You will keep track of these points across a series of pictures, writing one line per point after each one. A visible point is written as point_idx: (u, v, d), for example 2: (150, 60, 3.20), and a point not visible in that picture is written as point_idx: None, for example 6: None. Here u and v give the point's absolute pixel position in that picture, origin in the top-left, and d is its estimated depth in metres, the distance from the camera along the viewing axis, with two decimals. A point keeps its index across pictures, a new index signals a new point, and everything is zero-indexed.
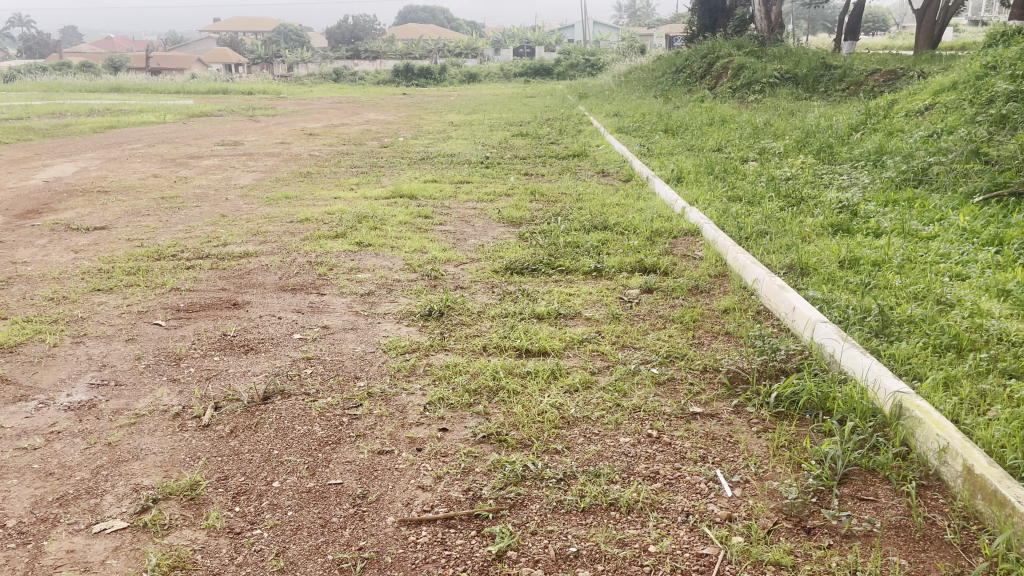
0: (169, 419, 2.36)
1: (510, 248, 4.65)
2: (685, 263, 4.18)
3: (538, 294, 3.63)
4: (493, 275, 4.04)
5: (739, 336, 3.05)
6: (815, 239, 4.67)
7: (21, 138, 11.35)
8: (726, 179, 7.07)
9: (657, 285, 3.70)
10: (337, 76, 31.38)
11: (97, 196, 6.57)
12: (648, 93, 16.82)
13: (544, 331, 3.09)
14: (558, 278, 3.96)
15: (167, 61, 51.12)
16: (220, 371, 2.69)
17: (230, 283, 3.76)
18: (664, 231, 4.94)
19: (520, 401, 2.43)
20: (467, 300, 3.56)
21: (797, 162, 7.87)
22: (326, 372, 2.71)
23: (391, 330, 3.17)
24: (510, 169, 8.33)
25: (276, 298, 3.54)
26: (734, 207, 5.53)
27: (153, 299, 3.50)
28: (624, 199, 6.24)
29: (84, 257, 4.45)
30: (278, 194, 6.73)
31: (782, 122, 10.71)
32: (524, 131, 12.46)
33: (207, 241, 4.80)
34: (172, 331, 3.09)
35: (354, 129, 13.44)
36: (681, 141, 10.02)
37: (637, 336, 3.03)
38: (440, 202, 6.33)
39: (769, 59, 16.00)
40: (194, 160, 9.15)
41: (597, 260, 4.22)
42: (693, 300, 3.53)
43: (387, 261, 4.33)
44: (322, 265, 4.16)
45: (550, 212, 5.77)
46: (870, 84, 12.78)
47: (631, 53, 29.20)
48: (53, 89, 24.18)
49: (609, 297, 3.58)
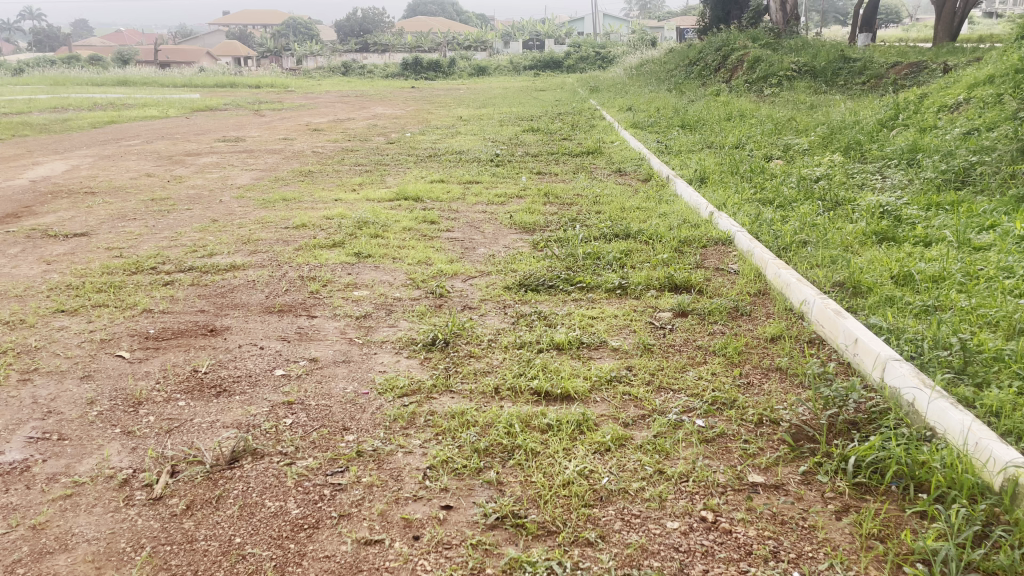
0: (114, 488, 1.94)
1: (523, 260, 4.22)
2: (719, 279, 3.74)
3: (555, 318, 3.20)
4: (505, 293, 3.61)
5: (793, 375, 2.60)
6: (860, 250, 4.22)
7: (16, 134, 10.97)
8: (753, 180, 6.61)
9: (691, 307, 3.26)
10: (345, 70, 30.97)
11: (83, 198, 6.18)
12: (661, 86, 16.31)
13: (565, 366, 2.65)
14: (577, 296, 3.53)
15: (176, 55, 50.82)
16: (183, 422, 2.27)
17: (210, 303, 3.34)
18: (693, 240, 4.49)
19: (540, 465, 2.00)
20: (476, 325, 3.12)
21: (825, 160, 7.40)
22: (309, 422, 2.29)
23: (389, 364, 2.75)
24: (521, 168, 7.89)
25: (260, 322, 3.12)
26: (766, 211, 5.09)
27: (121, 324, 3.09)
28: (645, 202, 5.80)
29: (54, 270, 4.04)
30: (275, 195, 6.32)
31: (805, 117, 10.20)
32: (535, 125, 12.03)
33: (192, 251, 4.39)
34: (135, 366, 2.67)
35: (360, 124, 13.00)
36: (700, 137, 9.54)
37: (675, 373, 2.60)
38: (446, 204, 5.90)
39: (786, 51, 15.48)
40: (191, 157, 8.75)
41: (622, 274, 3.78)
42: (734, 325, 3.08)
43: (387, 275, 3.91)
44: (314, 280, 3.74)
45: (566, 216, 5.33)
46: (894, 77, 12.26)
47: (644, 46, 28.62)
48: (59, 82, 23.92)
49: (637, 321, 3.14)
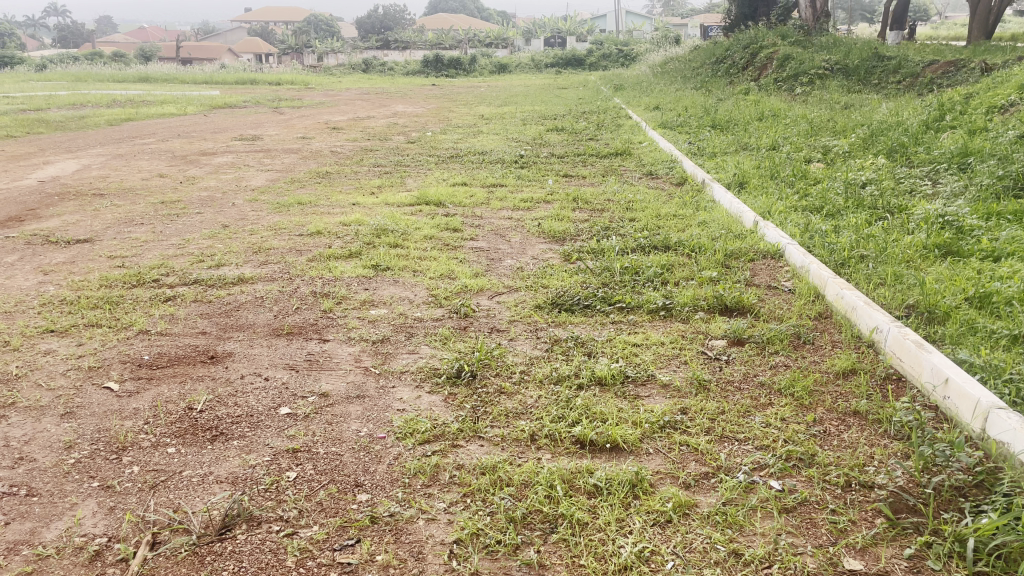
0: (82, 564, 1.63)
1: (554, 274, 3.89)
2: (772, 300, 3.38)
3: (594, 346, 2.86)
4: (537, 314, 3.29)
5: (876, 424, 2.25)
6: (924, 265, 3.83)
7: (31, 131, 10.79)
8: (795, 186, 6.23)
9: (747, 335, 2.91)
10: (367, 67, 30.77)
11: (90, 200, 5.92)
12: (688, 85, 15.88)
13: (610, 407, 2.32)
14: (617, 318, 3.19)
15: (199, 52, 50.95)
16: (171, 476, 1.95)
17: (213, 323, 3.04)
18: (739, 253, 4.14)
19: (589, 543, 1.68)
20: (505, 352, 2.80)
21: (869, 164, 6.99)
22: (317, 476, 1.97)
23: (410, 401, 2.43)
24: (546, 170, 7.55)
25: (265, 347, 2.81)
26: (815, 221, 4.71)
27: (113, 348, 2.79)
28: (681, 208, 5.44)
29: (50, 282, 3.76)
30: (290, 199, 6.03)
31: (841, 117, 9.77)
32: (559, 125, 11.69)
33: (199, 261, 4.10)
34: (124, 401, 2.37)
35: (380, 123, 12.71)
36: (733, 138, 9.14)
37: (738, 417, 2.26)
38: (468, 210, 5.57)
39: (817, 49, 14.99)
40: (206, 157, 8.49)
41: (664, 292, 3.44)
42: (798, 357, 2.73)
43: (407, 291, 3.59)
44: (328, 297, 3.43)
45: (598, 225, 4.98)
46: (930, 76, 11.78)
47: (667, 43, 28.16)
48: (81, 78, 23.98)
49: (687, 351, 2.79)
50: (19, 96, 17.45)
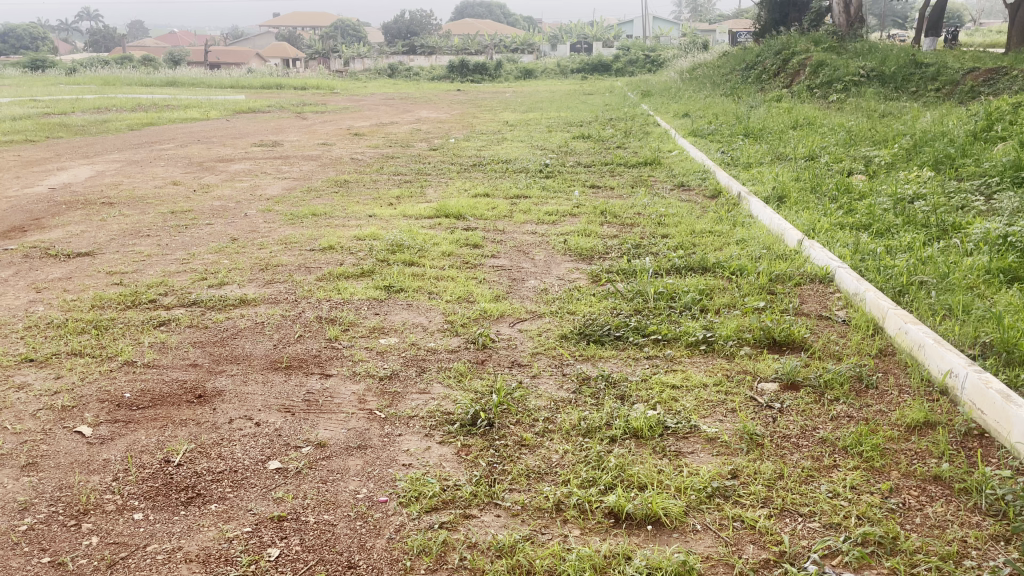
0: None
1: (581, 298, 3.57)
2: (825, 333, 3.04)
3: (628, 386, 2.54)
4: (564, 346, 2.97)
5: (964, 496, 1.92)
6: (994, 291, 3.46)
7: (51, 136, 10.70)
8: (838, 200, 5.85)
9: (802, 377, 2.57)
10: (392, 72, 30.61)
11: (99, 210, 5.72)
12: (717, 91, 15.49)
13: (649, 468, 2.00)
14: (652, 352, 2.86)
15: (227, 56, 51.35)
16: (133, 552, 1.67)
17: (206, 354, 2.76)
18: (784, 277, 3.79)
19: None
20: (527, 395, 2.49)
21: (916, 177, 6.58)
22: (303, 554, 1.67)
23: (420, 452, 2.13)
24: (573, 180, 7.24)
25: (260, 384, 2.52)
26: (866, 241, 4.35)
27: (93, 383, 2.51)
28: (718, 224, 5.10)
29: (41, 301, 3.51)
30: (305, 209, 5.77)
31: (881, 126, 9.34)
32: (586, 132, 11.36)
33: (201, 278, 3.84)
34: (94, 451, 2.09)
35: (403, 128, 12.49)
36: (768, 147, 8.76)
37: (799, 486, 1.93)
38: (490, 223, 5.27)
39: (851, 55, 14.51)
40: (223, 164, 8.29)
41: (704, 322, 3.11)
42: (862, 409, 2.39)
43: (421, 316, 3.29)
44: (333, 323, 3.14)
45: (628, 241, 4.66)
46: (971, 83, 11.28)
47: (695, 50, 27.75)
48: (109, 82, 24.16)
49: (735, 395, 2.46)
50: (46, 100, 17.48)
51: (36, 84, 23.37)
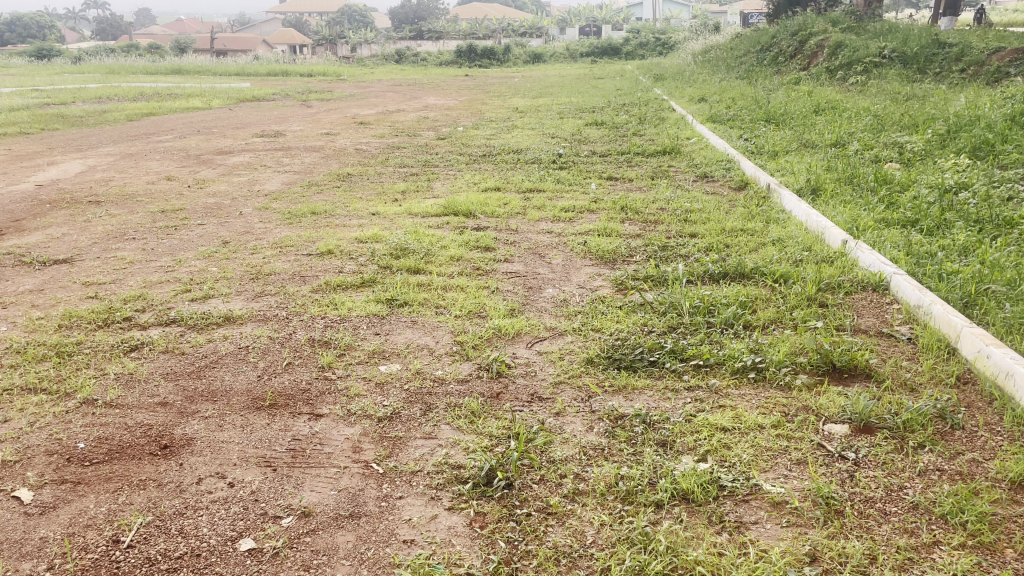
0: None
1: (607, 311, 3.19)
2: (891, 357, 2.64)
3: (671, 428, 2.15)
4: (591, 373, 2.59)
5: None
6: None
7: (46, 127, 10.35)
8: (876, 193, 5.42)
9: (876, 418, 2.17)
10: (399, 58, 30.06)
11: (84, 209, 5.36)
12: (732, 75, 14.96)
13: (709, 551, 1.62)
14: (694, 383, 2.47)
15: (233, 42, 50.91)
16: None
17: (179, 390, 2.38)
18: (834, 285, 3.38)
19: None
20: (553, 442, 2.11)
21: (955, 165, 6.13)
22: None
23: (426, 522, 1.76)
24: (588, 171, 6.83)
25: (236, 430, 2.15)
26: (918, 240, 3.92)
27: (43, 429, 2.15)
28: (750, 222, 4.69)
29: (5, 318, 3.16)
30: (304, 207, 5.40)
31: (909, 109, 8.86)
32: (598, 118, 10.93)
33: (184, 290, 3.48)
34: (31, 526, 1.73)
35: (410, 116, 12.07)
36: (792, 134, 8.30)
37: None
38: (501, 222, 4.89)
39: (870, 36, 13.93)
40: (222, 157, 7.93)
41: (751, 343, 2.71)
42: (953, 459, 1.99)
43: (428, 336, 2.91)
44: (328, 347, 2.76)
45: (653, 241, 4.26)
46: (997, 64, 10.74)
47: (706, 32, 27.10)
48: (114, 70, 23.84)
49: (799, 441, 2.07)
50: (49, 89, 17.17)
51: (40, 72, 23.07)
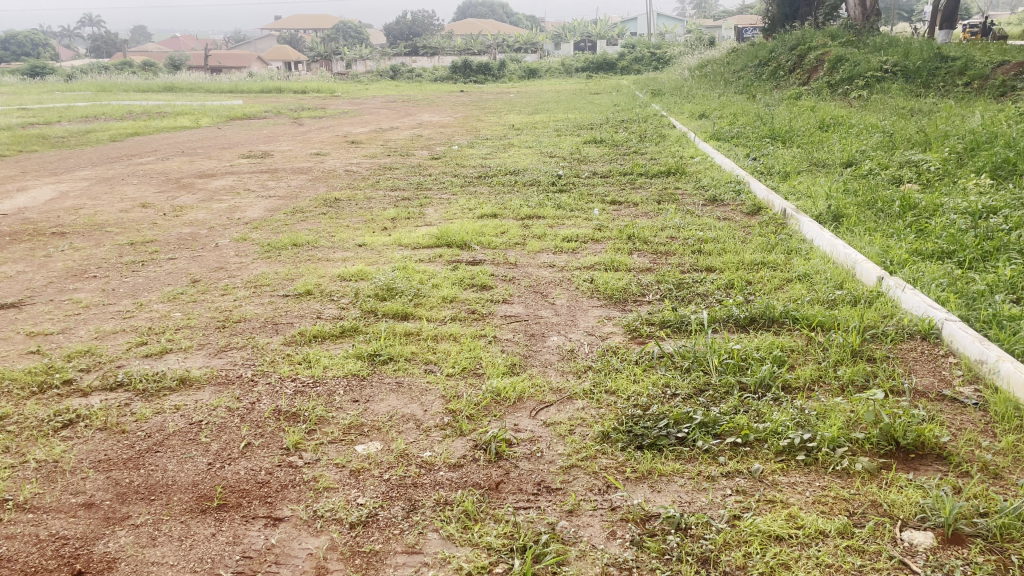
0: None
1: (622, 365, 2.77)
2: (963, 430, 2.22)
3: (714, 539, 1.74)
4: (608, 453, 2.17)
5: None
6: None
7: (24, 149, 9.92)
8: (900, 218, 5.04)
9: (965, 522, 1.76)
10: (394, 74, 29.71)
11: (46, 242, 4.94)
12: (730, 89, 14.64)
13: None
14: (732, 468, 2.06)
15: (227, 59, 50.63)
16: None
17: (109, 486, 1.97)
18: (878, 335, 2.96)
19: None
20: (567, 560, 1.69)
21: (978, 186, 5.75)
22: None
23: None
24: (590, 195, 6.45)
25: (170, 548, 1.72)
26: (962, 275, 3.52)
27: None
28: (770, 254, 4.29)
29: None
30: (286, 237, 4.98)
31: (918, 125, 8.50)
32: (597, 136, 10.56)
33: (138, 343, 3.05)
34: None
35: (402, 134, 11.69)
36: (800, 152, 7.93)
37: None
38: (499, 255, 4.48)
39: (870, 50, 13.61)
40: (203, 180, 7.51)
41: (795, 413, 2.28)
42: None
43: (416, 404, 2.49)
44: (297, 421, 2.34)
45: (666, 278, 3.86)
46: (1002, 77, 10.41)
47: (701, 47, 26.89)
48: (105, 88, 23.46)
49: (878, 562, 1.66)
50: (35, 108, 16.72)
51: (31, 92, 22.62)
